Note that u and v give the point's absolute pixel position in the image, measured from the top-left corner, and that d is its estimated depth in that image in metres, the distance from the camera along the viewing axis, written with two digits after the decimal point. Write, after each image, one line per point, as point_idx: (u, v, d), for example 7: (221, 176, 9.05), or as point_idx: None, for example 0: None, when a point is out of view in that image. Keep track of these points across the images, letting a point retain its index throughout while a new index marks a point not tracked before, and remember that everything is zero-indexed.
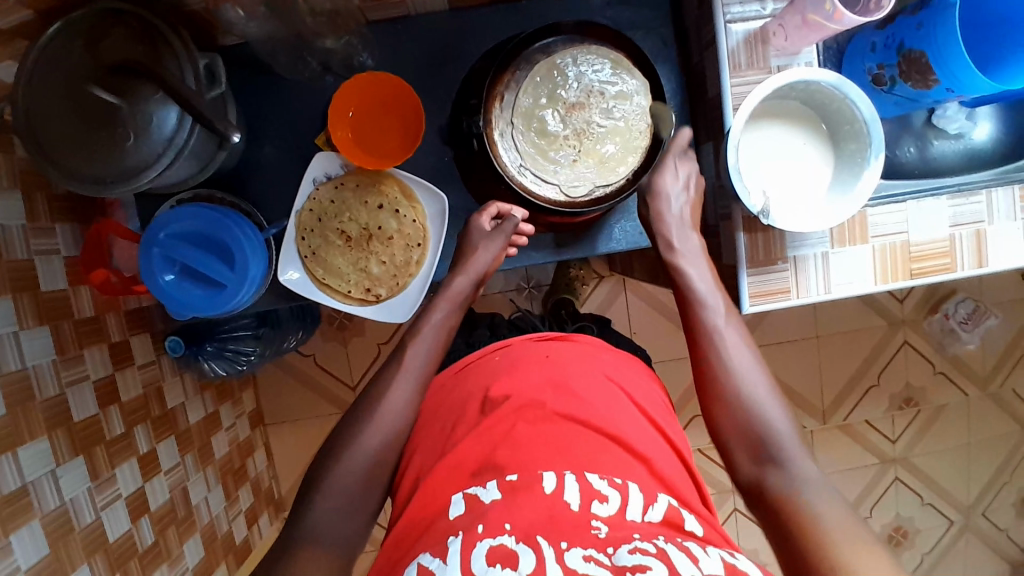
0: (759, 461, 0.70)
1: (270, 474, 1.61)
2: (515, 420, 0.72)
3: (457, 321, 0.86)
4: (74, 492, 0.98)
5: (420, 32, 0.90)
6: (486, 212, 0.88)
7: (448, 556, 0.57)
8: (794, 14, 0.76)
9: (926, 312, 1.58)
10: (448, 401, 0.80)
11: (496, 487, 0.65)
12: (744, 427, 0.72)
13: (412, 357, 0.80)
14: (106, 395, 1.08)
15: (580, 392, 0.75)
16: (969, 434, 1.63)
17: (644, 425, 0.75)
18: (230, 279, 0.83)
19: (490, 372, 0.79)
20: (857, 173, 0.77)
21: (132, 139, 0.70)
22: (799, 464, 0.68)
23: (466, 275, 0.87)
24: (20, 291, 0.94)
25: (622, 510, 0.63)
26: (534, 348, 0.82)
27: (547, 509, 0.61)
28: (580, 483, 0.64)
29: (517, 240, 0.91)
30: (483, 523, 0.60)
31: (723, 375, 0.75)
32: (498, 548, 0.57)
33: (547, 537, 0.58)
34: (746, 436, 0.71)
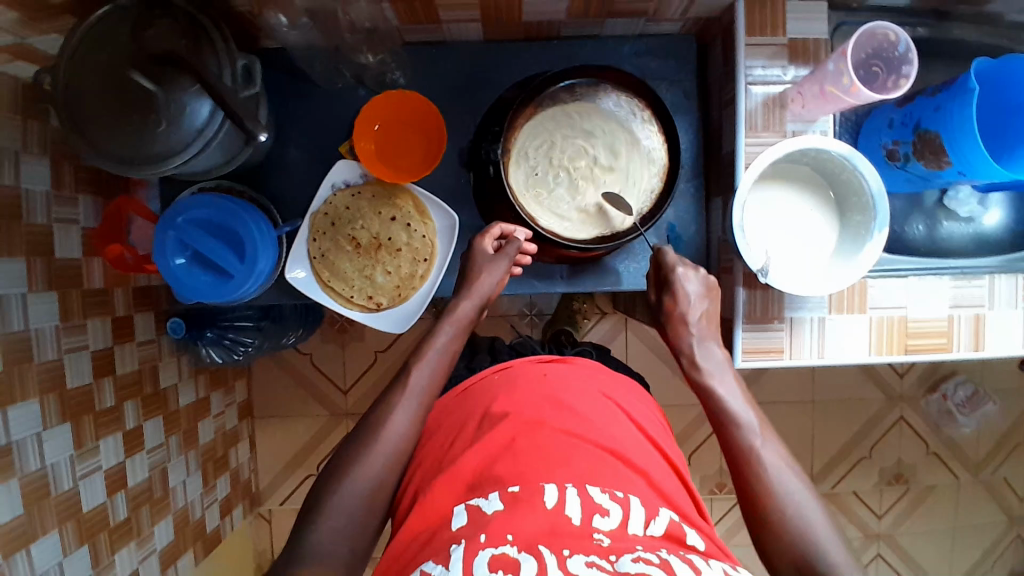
0: None
1: (251, 467, 1.61)
2: (515, 433, 0.72)
3: (460, 345, 0.86)
4: (55, 458, 0.99)
5: (452, 57, 0.93)
6: (490, 233, 0.89)
7: (452, 563, 0.59)
8: (813, 83, 0.79)
9: (925, 389, 1.57)
10: (452, 416, 0.81)
11: (498, 499, 0.65)
12: (796, 555, 0.65)
13: (416, 377, 0.81)
14: (101, 366, 1.10)
15: (574, 410, 0.76)
16: (957, 519, 1.61)
17: (642, 443, 0.77)
18: (239, 270, 0.85)
19: (490, 391, 0.80)
20: (859, 244, 0.78)
21: (163, 125, 0.73)
22: None
23: (472, 299, 0.87)
24: (36, 255, 0.98)
25: (623, 523, 0.64)
26: (534, 367, 0.83)
27: (549, 520, 0.62)
28: (582, 496, 0.65)
29: (520, 260, 0.91)
30: (485, 533, 0.61)
31: (767, 491, 0.69)
32: (500, 556, 0.58)
33: (549, 546, 0.59)
34: (798, 560, 0.65)
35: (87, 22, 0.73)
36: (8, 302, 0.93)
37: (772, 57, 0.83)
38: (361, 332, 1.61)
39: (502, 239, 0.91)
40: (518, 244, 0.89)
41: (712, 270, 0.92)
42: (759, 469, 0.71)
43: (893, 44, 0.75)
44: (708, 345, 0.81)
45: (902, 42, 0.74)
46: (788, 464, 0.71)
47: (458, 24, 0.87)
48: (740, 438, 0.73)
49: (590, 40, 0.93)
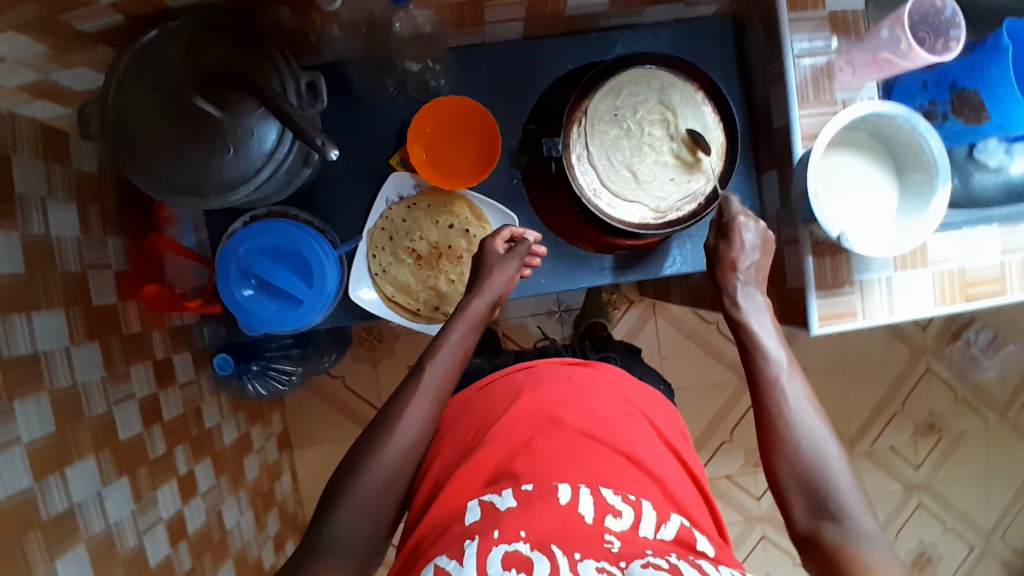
0: (818, 513, 0.67)
1: (295, 498, 1.56)
2: (533, 432, 0.73)
3: (473, 342, 0.83)
4: (118, 515, 0.95)
5: (491, 58, 0.92)
6: (501, 235, 0.86)
7: (465, 559, 0.59)
8: (865, 51, 0.83)
9: (948, 339, 1.62)
10: (471, 411, 0.82)
11: (511, 496, 0.66)
12: (803, 479, 0.68)
13: (429, 375, 0.78)
14: (149, 412, 1.06)
15: (597, 414, 0.77)
16: (989, 460, 1.66)
17: (660, 449, 0.78)
18: (307, 294, 0.82)
19: (514, 389, 0.81)
20: (924, 202, 0.81)
21: (231, 152, 0.70)
22: (857, 523, 0.65)
23: (483, 296, 0.84)
24: (73, 305, 0.93)
25: (635, 525, 0.64)
26: (558, 369, 0.84)
27: (561, 517, 0.63)
28: (595, 497, 0.66)
29: (529, 262, 0.90)
30: (498, 529, 0.61)
31: (784, 424, 0.72)
32: (513, 553, 0.58)
33: (560, 546, 0.59)
34: (808, 491, 0.68)
35: (136, 46, 0.69)
36: (52, 356, 0.88)
37: (816, 30, 0.85)
38: (391, 348, 1.57)
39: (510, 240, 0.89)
40: (528, 245, 0.88)
41: (772, 243, 0.92)
42: (782, 401, 0.73)
43: (939, 10, 0.78)
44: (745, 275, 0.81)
45: (948, 7, 0.77)
46: (810, 397, 0.74)
47: (500, 24, 0.86)
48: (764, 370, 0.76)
49: (626, 29, 0.93)
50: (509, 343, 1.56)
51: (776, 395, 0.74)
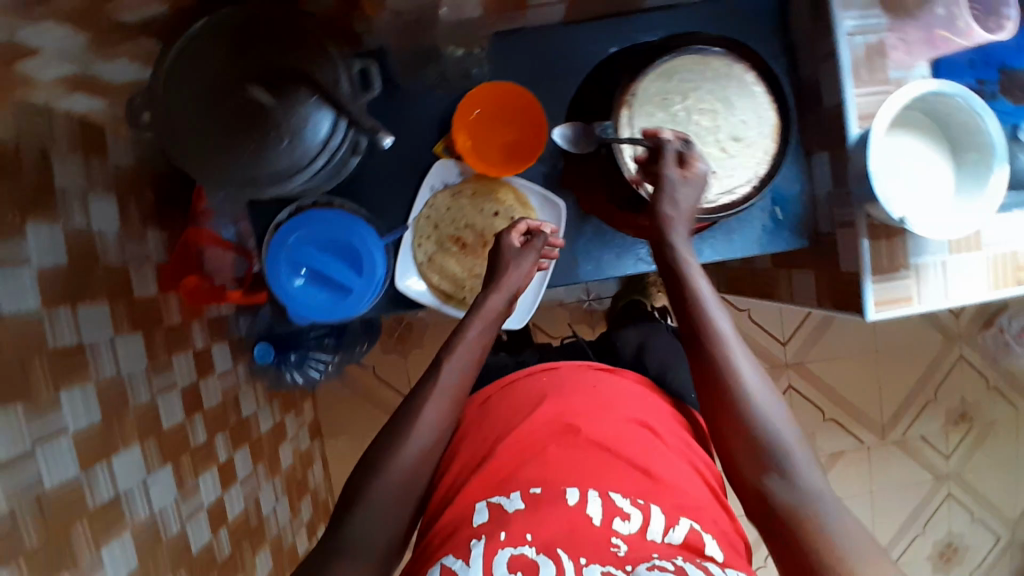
0: (766, 469, 0.63)
1: (327, 486, 1.57)
2: (549, 441, 0.73)
3: (491, 339, 0.80)
4: (162, 503, 0.95)
5: (535, 39, 0.90)
6: (517, 229, 0.84)
7: (471, 560, 0.61)
8: (918, 29, 0.82)
9: (980, 326, 1.60)
10: (493, 413, 0.81)
11: (520, 498, 0.67)
12: (747, 433, 0.65)
13: (445, 376, 0.75)
14: (191, 402, 1.06)
15: (617, 427, 0.75)
16: (1019, 449, 1.65)
17: (674, 456, 0.74)
18: (357, 284, 0.82)
19: (536, 395, 0.80)
20: (981, 182, 0.79)
21: (286, 141, 0.69)
22: (803, 479, 0.62)
23: (501, 292, 0.80)
24: (116, 296, 0.93)
25: (643, 529, 0.65)
26: (583, 376, 0.83)
27: (568, 519, 0.64)
28: (603, 500, 0.66)
29: (546, 254, 0.87)
30: (505, 530, 0.63)
31: (727, 377, 0.67)
32: (520, 557, 0.60)
33: (566, 550, 0.61)
34: (752, 447, 0.64)
35: (182, 39, 0.68)
36: (97, 346, 0.88)
37: (867, 7, 0.83)
38: (420, 339, 1.57)
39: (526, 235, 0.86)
40: (546, 238, 0.85)
41: (823, 225, 0.91)
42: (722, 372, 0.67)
43: None
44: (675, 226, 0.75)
45: None
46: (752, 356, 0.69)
47: (546, 5, 0.84)
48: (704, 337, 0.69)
49: (671, 9, 0.91)
50: (538, 333, 1.55)
51: (716, 347, 0.68)
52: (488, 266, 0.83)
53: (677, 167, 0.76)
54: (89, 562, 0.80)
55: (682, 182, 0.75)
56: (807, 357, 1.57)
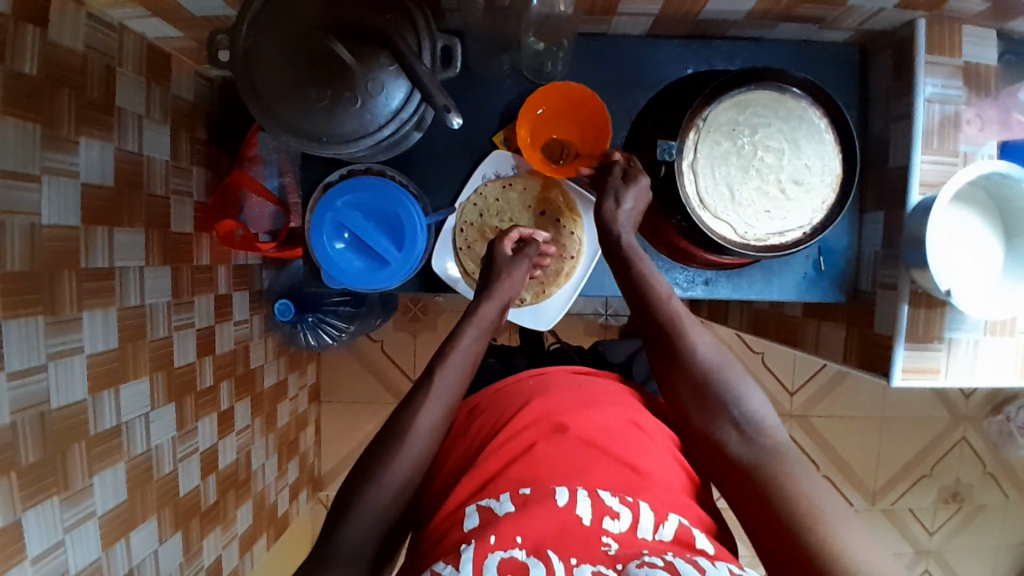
0: (713, 415, 0.73)
1: (315, 451, 1.57)
2: (536, 438, 0.72)
3: (484, 348, 0.80)
4: (160, 440, 0.96)
5: (613, 49, 0.90)
6: (509, 237, 0.85)
7: (461, 564, 0.57)
8: (994, 108, 0.83)
9: (988, 410, 1.59)
10: (485, 418, 0.80)
11: (510, 500, 0.64)
12: (697, 388, 0.74)
13: (439, 380, 0.74)
14: (204, 345, 1.07)
15: (603, 425, 0.74)
16: (1003, 539, 1.64)
17: (661, 453, 0.74)
18: (395, 258, 0.81)
19: (523, 396, 0.80)
20: None
21: (359, 104, 0.69)
22: (748, 421, 0.71)
23: (494, 300, 0.81)
24: (153, 228, 0.94)
25: (633, 527, 0.62)
26: (569, 380, 0.83)
27: (560, 520, 0.62)
28: (593, 500, 0.64)
29: (540, 263, 0.89)
30: (495, 533, 0.60)
31: (681, 346, 0.76)
32: (509, 560, 0.58)
33: (557, 550, 0.59)
34: (701, 397, 0.74)
35: None
36: (127, 274, 0.88)
37: (949, 77, 0.82)
38: (433, 322, 1.57)
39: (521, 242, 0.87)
40: (537, 247, 0.87)
41: (864, 285, 0.90)
42: (681, 357, 0.75)
43: None
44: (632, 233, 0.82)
45: None
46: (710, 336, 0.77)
47: (632, 17, 0.84)
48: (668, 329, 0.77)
49: (753, 43, 0.91)
50: (550, 337, 1.55)
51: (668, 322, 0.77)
52: (485, 269, 0.85)
53: (620, 183, 0.82)
54: (81, 487, 0.80)
55: (623, 195, 0.81)
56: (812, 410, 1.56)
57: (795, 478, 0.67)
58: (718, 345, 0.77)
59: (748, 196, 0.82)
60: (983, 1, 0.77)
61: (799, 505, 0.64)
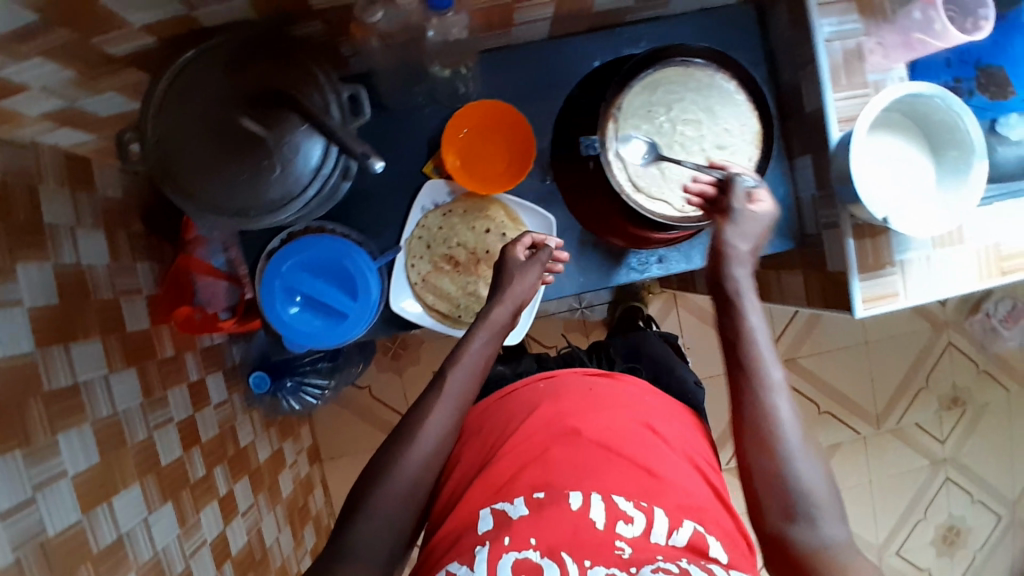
0: (792, 517, 0.66)
1: (328, 511, 1.55)
2: (552, 443, 0.74)
3: (494, 351, 0.81)
4: (165, 541, 0.93)
5: (518, 58, 0.91)
6: (520, 242, 0.85)
7: (476, 564, 0.62)
8: (895, 33, 0.83)
9: (967, 312, 1.62)
10: (491, 422, 0.82)
11: (523, 504, 0.68)
12: (785, 487, 0.66)
13: (453, 381, 0.77)
14: (188, 436, 1.05)
15: (616, 425, 0.76)
16: (1012, 430, 1.67)
17: (679, 461, 0.75)
18: (353, 309, 0.82)
19: (537, 400, 0.81)
20: (962, 177, 0.81)
21: (278, 170, 0.69)
22: (827, 526, 0.65)
23: (505, 304, 0.82)
24: (109, 334, 0.92)
25: (647, 531, 0.65)
26: (581, 381, 0.83)
27: (572, 524, 0.64)
28: (606, 503, 0.67)
29: (552, 267, 0.88)
30: (509, 535, 0.64)
31: (774, 431, 0.68)
32: (523, 561, 0.61)
33: (571, 553, 0.62)
34: (782, 496, 0.66)
35: (175, 69, 0.69)
36: (91, 385, 0.86)
37: (844, 12, 0.83)
38: (416, 356, 1.57)
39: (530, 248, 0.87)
40: (549, 251, 0.86)
41: (809, 228, 0.93)
42: (775, 452, 0.68)
43: None
44: (739, 268, 0.76)
45: None
46: (805, 433, 0.69)
47: (528, 25, 0.85)
48: (758, 415, 0.70)
49: (652, 22, 0.92)
50: (535, 346, 1.55)
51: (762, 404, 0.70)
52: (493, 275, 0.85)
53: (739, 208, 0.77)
54: None
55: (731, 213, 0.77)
56: (800, 352, 1.59)
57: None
58: (814, 461, 0.68)
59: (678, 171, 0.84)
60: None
61: None
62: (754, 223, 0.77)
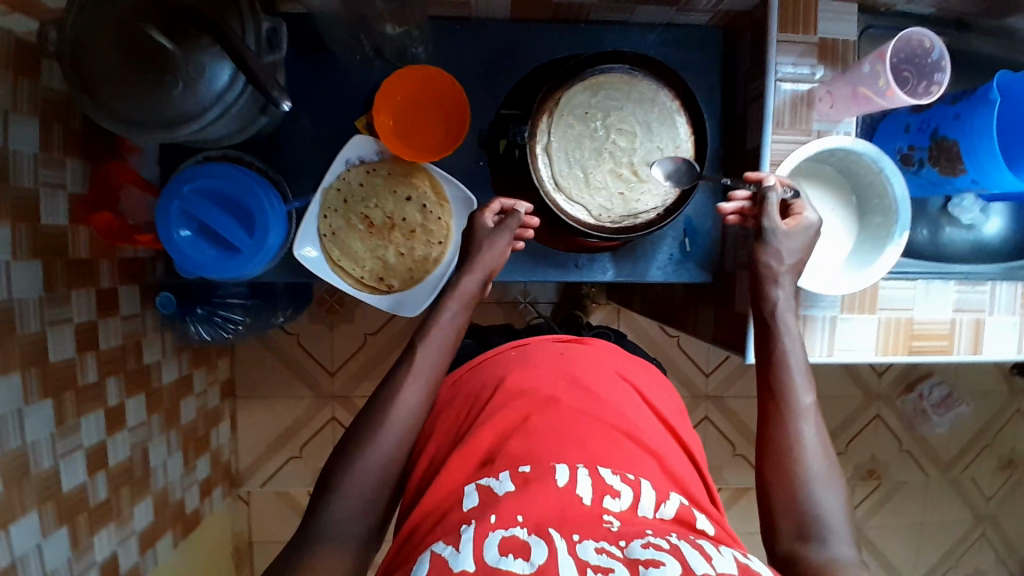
0: (803, 535, 0.65)
1: (231, 447, 1.57)
2: (529, 410, 0.68)
3: (465, 323, 0.79)
4: (36, 436, 0.91)
5: (474, 33, 0.89)
6: (491, 208, 0.81)
7: (461, 544, 0.53)
8: (845, 84, 0.80)
9: (902, 389, 1.62)
10: (465, 391, 0.76)
11: (509, 479, 0.60)
12: (797, 506, 0.66)
13: (423, 356, 0.74)
14: (86, 340, 1.02)
15: (591, 389, 0.72)
16: (922, 514, 1.67)
17: (661, 432, 0.72)
18: (247, 246, 0.81)
19: (506, 365, 0.76)
20: (879, 246, 0.80)
21: (179, 88, 0.68)
22: (839, 546, 0.63)
23: (476, 273, 0.79)
24: (20, 221, 0.88)
25: (634, 506, 0.59)
26: (552, 346, 0.79)
27: (559, 501, 0.57)
28: (593, 478, 0.60)
29: (523, 234, 0.83)
30: (495, 513, 0.56)
31: (794, 450, 0.68)
32: (511, 539, 0.53)
33: (559, 529, 0.55)
34: (797, 513, 0.65)
35: None
36: None
37: (802, 55, 0.83)
38: (351, 314, 1.57)
39: (501, 214, 0.83)
40: (519, 217, 0.81)
41: (727, 266, 0.93)
42: (795, 474, 0.67)
43: (927, 51, 0.76)
44: (777, 287, 0.75)
45: (936, 50, 0.74)
46: (829, 460, 0.68)
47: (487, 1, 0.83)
48: (784, 440, 0.69)
49: (616, 26, 0.91)
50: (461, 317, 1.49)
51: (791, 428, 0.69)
52: (464, 245, 0.82)
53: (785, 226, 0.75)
54: None
55: (783, 229, 0.75)
56: (728, 392, 1.58)
57: None
58: (833, 484, 0.67)
59: (602, 179, 0.83)
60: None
61: None
62: (801, 240, 0.76)
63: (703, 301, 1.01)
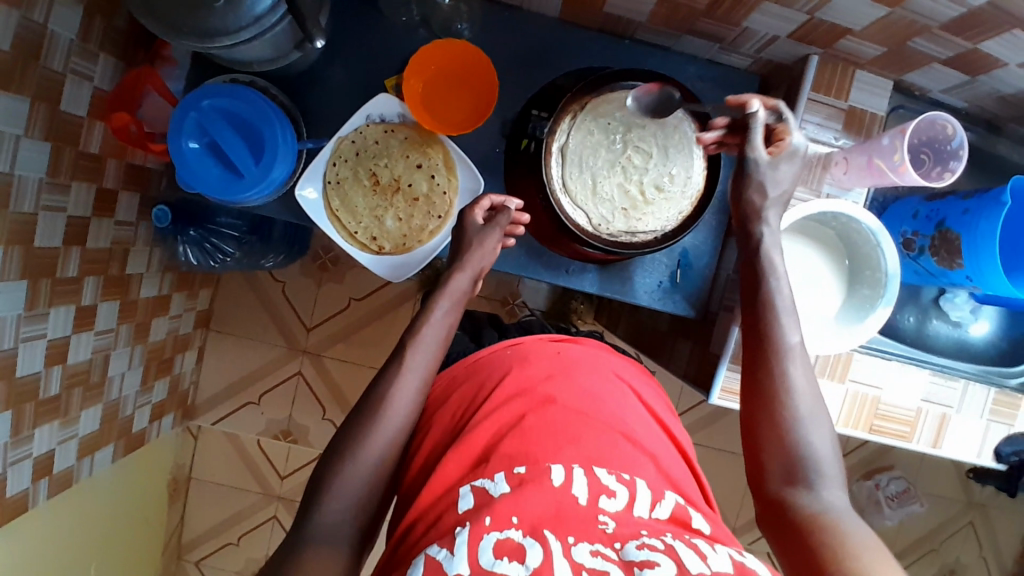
0: (792, 480, 0.66)
1: (192, 378, 1.56)
2: (525, 410, 0.67)
3: (455, 320, 0.79)
4: (4, 313, 0.88)
5: (522, 24, 0.91)
6: (479, 205, 0.83)
7: (455, 548, 0.53)
8: (861, 153, 0.81)
9: (861, 474, 1.60)
10: (458, 392, 0.75)
11: (505, 480, 0.60)
12: (787, 453, 0.67)
13: (415, 356, 0.73)
14: (74, 234, 1.00)
15: (589, 389, 0.72)
16: None
17: (650, 424, 0.73)
18: (251, 172, 0.82)
19: (501, 365, 0.74)
20: (861, 315, 0.82)
21: (221, 3, 0.69)
22: (828, 492, 0.64)
23: (466, 272, 0.80)
24: (41, 100, 0.86)
25: (629, 505, 0.59)
26: (547, 345, 0.78)
27: (554, 499, 0.58)
28: (589, 478, 0.60)
29: (512, 230, 0.84)
30: (490, 514, 0.55)
31: (783, 396, 0.69)
32: (505, 542, 0.53)
33: (553, 531, 0.55)
34: (785, 458, 0.67)
35: None
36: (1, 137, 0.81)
37: (827, 119, 0.86)
38: (341, 274, 1.57)
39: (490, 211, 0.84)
40: (508, 215, 0.83)
41: (713, 305, 0.93)
42: (781, 419, 0.68)
43: (947, 137, 0.78)
44: (764, 226, 0.76)
45: (956, 137, 0.77)
46: (816, 402, 0.69)
47: None
48: (770, 385, 0.70)
49: (659, 50, 0.92)
50: None
51: (777, 373, 0.70)
52: (454, 242, 0.83)
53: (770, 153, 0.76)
54: None
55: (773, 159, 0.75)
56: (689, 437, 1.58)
57: (848, 537, 0.59)
58: (821, 428, 0.68)
59: (610, 189, 0.83)
60: (877, 45, 0.79)
61: (848, 560, 0.57)
62: (791, 174, 0.76)
63: (682, 336, 1.02)
